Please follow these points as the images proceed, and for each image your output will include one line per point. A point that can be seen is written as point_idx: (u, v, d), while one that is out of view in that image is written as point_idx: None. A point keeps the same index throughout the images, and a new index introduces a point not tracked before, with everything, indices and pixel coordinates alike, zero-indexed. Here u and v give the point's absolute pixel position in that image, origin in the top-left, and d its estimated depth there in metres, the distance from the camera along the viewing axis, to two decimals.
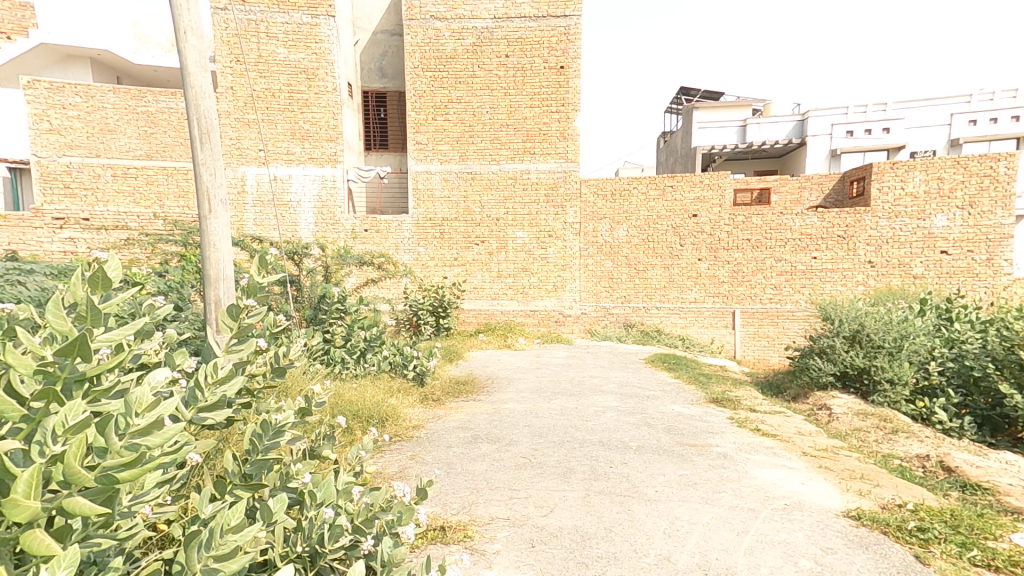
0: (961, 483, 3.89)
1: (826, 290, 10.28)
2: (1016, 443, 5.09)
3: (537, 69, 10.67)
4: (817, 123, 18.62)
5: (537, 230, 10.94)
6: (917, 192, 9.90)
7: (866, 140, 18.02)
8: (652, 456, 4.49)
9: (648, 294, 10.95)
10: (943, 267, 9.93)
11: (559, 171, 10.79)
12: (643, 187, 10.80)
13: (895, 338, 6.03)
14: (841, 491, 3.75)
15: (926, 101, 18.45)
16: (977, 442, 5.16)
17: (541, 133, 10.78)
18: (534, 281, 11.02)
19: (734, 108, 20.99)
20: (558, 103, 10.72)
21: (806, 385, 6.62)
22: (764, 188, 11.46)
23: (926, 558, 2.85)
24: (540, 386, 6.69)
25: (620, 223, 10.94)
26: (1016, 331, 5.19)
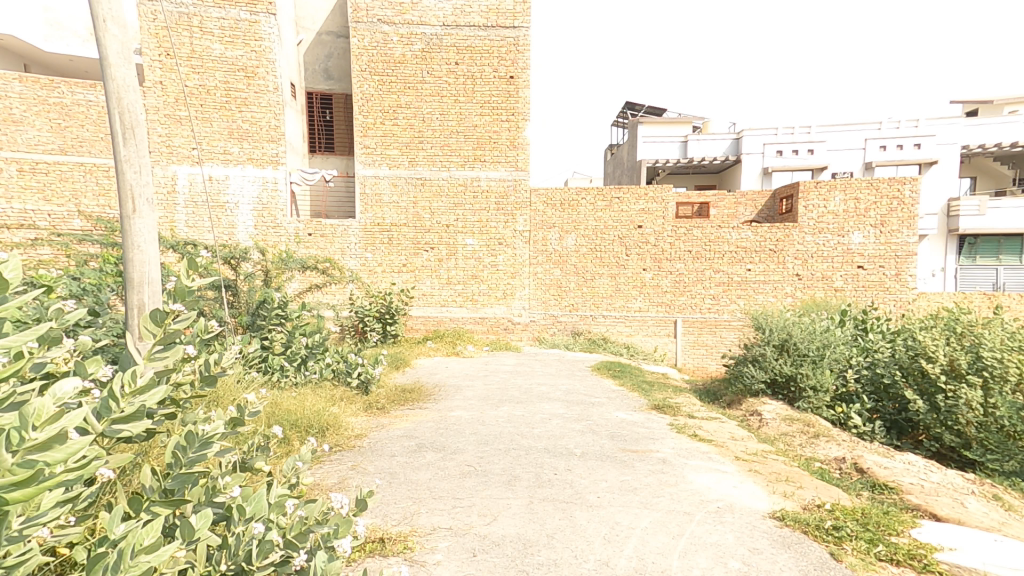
0: (871, 484, 4.16)
1: (759, 300, 10.82)
2: (917, 445, 5.65)
3: (486, 78, 10.74)
4: (752, 142, 19.68)
5: (487, 237, 10.99)
6: (838, 211, 10.60)
7: (795, 160, 19.19)
8: (595, 463, 4.56)
9: (595, 302, 11.18)
10: (860, 281, 10.62)
11: (509, 179, 10.89)
12: (591, 198, 11.05)
13: (819, 347, 6.34)
14: (769, 493, 3.94)
15: (844, 126, 19.53)
16: (887, 445, 5.63)
17: (491, 140, 10.85)
18: (483, 288, 11.03)
19: (677, 124, 21.92)
20: (508, 112, 10.83)
21: (740, 392, 6.83)
22: (704, 202, 12.32)
23: (839, 555, 3.04)
24: (487, 393, 6.68)
25: (569, 232, 11.15)
26: (920, 342, 5.65)
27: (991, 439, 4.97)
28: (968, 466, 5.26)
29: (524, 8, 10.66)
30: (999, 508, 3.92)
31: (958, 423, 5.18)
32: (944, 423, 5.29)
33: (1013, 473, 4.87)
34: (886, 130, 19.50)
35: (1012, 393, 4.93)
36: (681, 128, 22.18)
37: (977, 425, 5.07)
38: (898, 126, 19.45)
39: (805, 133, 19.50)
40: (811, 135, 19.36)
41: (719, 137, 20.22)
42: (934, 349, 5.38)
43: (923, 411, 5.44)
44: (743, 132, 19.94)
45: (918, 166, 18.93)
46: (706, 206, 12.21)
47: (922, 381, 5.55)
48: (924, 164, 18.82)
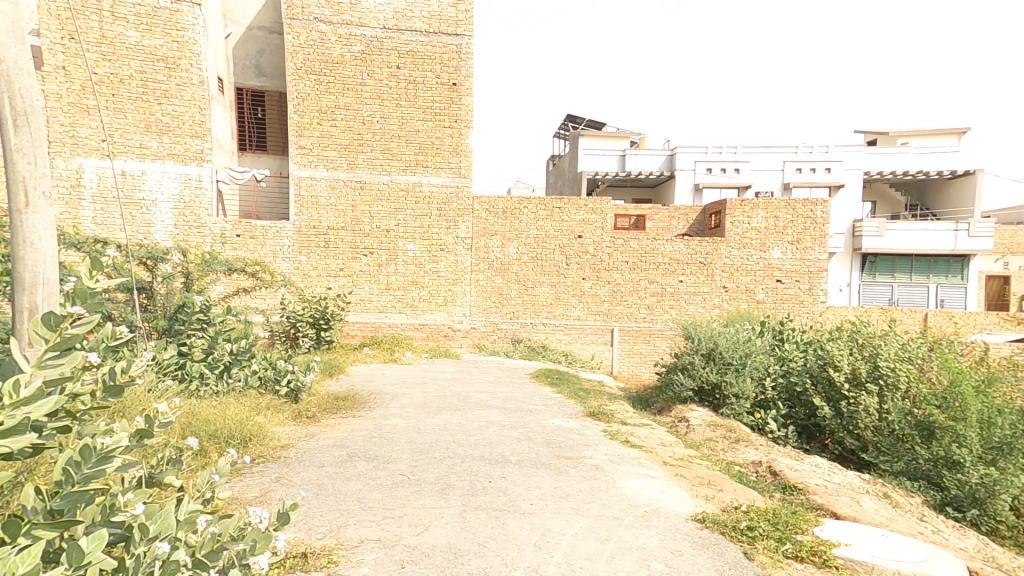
0: (782, 485, 4.39)
1: (690, 310, 11.31)
2: (824, 449, 6.10)
3: (429, 84, 10.71)
4: (684, 158, 20.56)
5: (428, 243, 10.88)
6: (760, 227, 11.26)
7: (722, 178, 20.26)
8: (530, 470, 4.59)
9: (535, 310, 11.33)
10: (778, 293, 11.32)
11: (451, 186, 10.89)
12: (532, 207, 11.22)
13: (742, 355, 6.56)
14: (692, 496, 4.10)
15: (766, 148, 20.47)
16: (798, 449, 5.99)
17: (434, 146, 10.81)
18: (424, 295, 10.90)
19: (613, 140, 22.90)
20: (450, 118, 10.84)
21: (670, 399, 6.94)
22: (642, 215, 12.64)
23: (752, 554, 3.20)
24: (424, 401, 6.60)
25: (511, 240, 11.24)
26: (828, 351, 6.01)
27: (884, 442, 5.48)
28: (864, 467, 5.76)
29: (467, 16, 10.73)
30: (888, 505, 4.27)
31: (857, 428, 5.66)
32: (846, 427, 5.73)
33: (901, 473, 5.33)
34: (801, 153, 20.49)
35: (901, 400, 5.46)
36: (618, 143, 23.09)
37: (873, 429, 5.57)
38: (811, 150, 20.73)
39: (732, 153, 20.62)
40: (738, 155, 20.52)
41: (654, 152, 21.05)
42: (839, 359, 5.79)
43: (828, 417, 5.85)
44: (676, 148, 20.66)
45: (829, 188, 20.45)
46: (643, 219, 12.56)
47: (828, 388, 5.94)
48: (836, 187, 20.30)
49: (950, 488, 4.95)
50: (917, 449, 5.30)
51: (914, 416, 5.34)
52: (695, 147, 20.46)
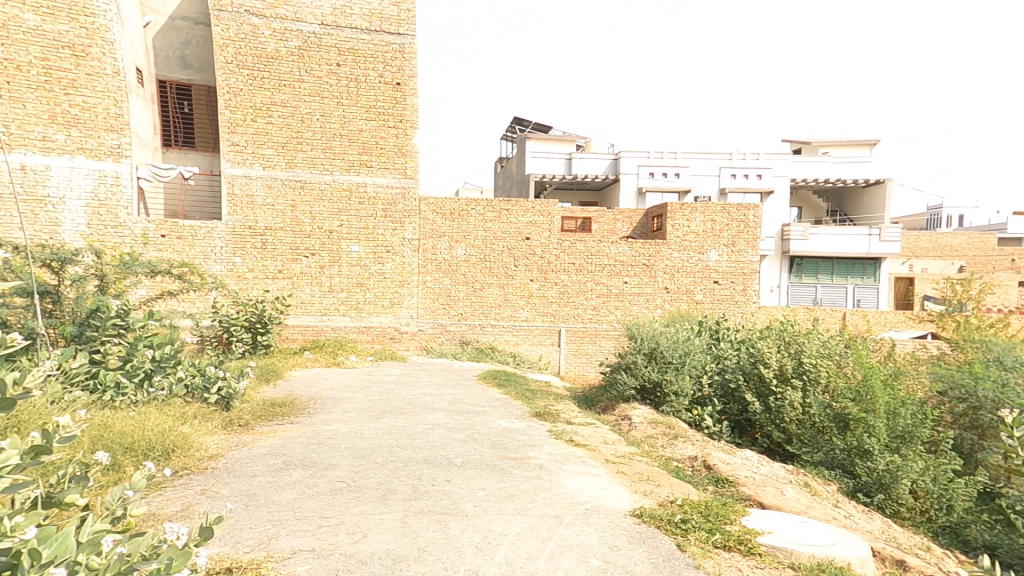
0: (715, 478, 4.57)
1: (634, 311, 11.60)
2: (754, 442, 6.39)
3: (372, 82, 10.53)
4: (628, 162, 21.12)
5: (373, 244, 10.70)
6: (699, 230, 11.70)
7: (664, 182, 21.01)
8: (474, 472, 4.57)
9: (484, 312, 11.31)
10: (716, 294, 11.78)
11: (397, 187, 10.74)
12: (480, 208, 11.21)
13: (681, 354, 6.78)
14: (631, 492, 4.19)
15: (704, 154, 21.60)
16: (732, 443, 6.26)
17: (378, 147, 10.63)
18: (369, 297, 10.71)
19: (559, 143, 23.34)
20: (395, 119, 10.69)
21: (613, 398, 7.07)
22: (586, 218, 12.95)
23: (684, 545, 3.31)
24: (368, 406, 6.46)
25: (459, 241, 11.19)
26: (759, 349, 6.31)
27: (806, 433, 5.79)
28: (788, 458, 6.04)
29: (409, 16, 10.64)
30: (808, 493, 4.54)
31: (784, 421, 5.93)
32: (774, 421, 6.03)
33: (820, 462, 5.65)
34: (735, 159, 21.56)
35: (822, 394, 5.78)
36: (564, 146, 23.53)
37: (797, 422, 5.87)
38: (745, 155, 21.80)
39: (672, 157, 21.40)
40: (678, 160, 21.29)
41: (599, 155, 21.52)
42: (769, 356, 6.06)
43: (758, 412, 6.14)
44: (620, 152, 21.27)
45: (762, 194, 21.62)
46: (587, 221, 12.92)
47: (759, 384, 6.24)
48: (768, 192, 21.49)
49: (861, 475, 5.33)
50: (834, 440, 5.61)
51: (833, 409, 5.68)
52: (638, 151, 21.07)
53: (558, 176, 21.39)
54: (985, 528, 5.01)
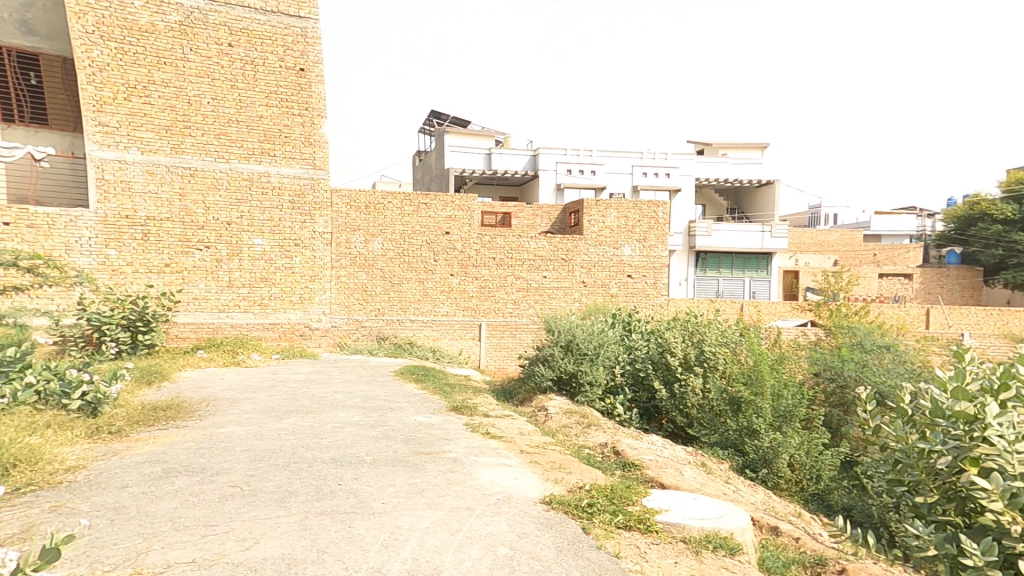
0: (623, 463, 4.71)
1: (552, 304, 11.84)
2: (660, 428, 6.72)
3: (271, 66, 10.04)
4: (546, 159, 21.68)
5: (280, 237, 10.22)
6: (613, 226, 12.15)
7: (580, 179, 21.72)
8: (384, 469, 4.42)
9: (403, 307, 11.10)
10: (629, 288, 12.27)
11: (305, 177, 10.35)
12: (397, 202, 10.97)
13: (595, 345, 6.98)
14: (543, 480, 4.21)
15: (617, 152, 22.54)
16: (641, 430, 6.53)
17: (282, 134, 10.17)
18: (275, 292, 10.19)
19: (477, 139, 23.65)
20: (300, 106, 10.27)
21: (531, 390, 7.12)
22: (507, 212, 13.36)
23: (589, 528, 3.34)
24: (271, 406, 6.08)
25: (375, 235, 10.88)
26: (666, 339, 6.63)
27: (705, 417, 6.14)
28: (688, 441, 6.45)
29: None
30: (706, 473, 4.80)
31: (686, 406, 6.33)
32: (678, 406, 6.36)
33: (716, 443, 6.03)
34: (647, 158, 22.71)
35: (721, 380, 6.17)
36: (483, 143, 23.82)
37: (698, 407, 6.23)
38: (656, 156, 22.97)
39: (588, 155, 22.20)
40: (594, 158, 22.14)
41: (518, 153, 21.85)
42: (674, 345, 6.41)
43: (665, 398, 6.45)
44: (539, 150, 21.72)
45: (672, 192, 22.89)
46: (508, 216, 13.30)
47: (666, 372, 6.56)
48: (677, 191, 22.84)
49: (749, 452, 5.73)
50: (729, 422, 6.00)
51: (728, 392, 6.07)
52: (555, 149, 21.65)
53: (478, 172, 21.46)
54: (845, 492, 5.57)
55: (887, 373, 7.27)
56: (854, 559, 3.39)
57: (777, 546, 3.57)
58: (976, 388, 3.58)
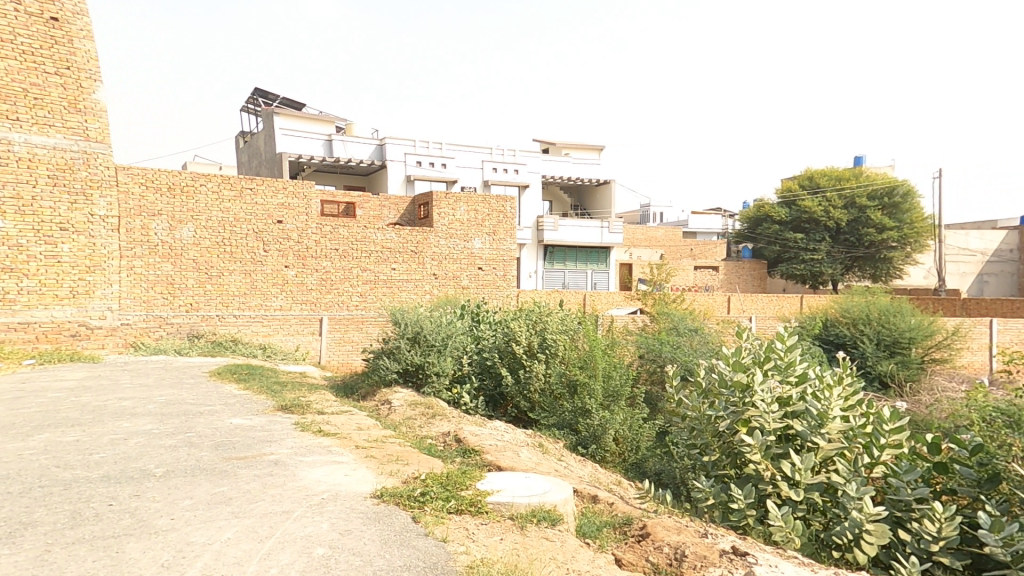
0: (463, 450, 4.86)
1: (402, 296, 12.18)
2: (505, 413, 7.05)
3: (7, 11, 8.94)
4: (394, 149, 21.41)
5: (33, 220, 9.05)
6: (463, 219, 12.77)
7: (430, 171, 21.91)
8: (185, 480, 3.99)
9: (224, 301, 10.66)
10: (480, 279, 13.02)
11: (75, 151, 9.42)
12: (212, 185, 10.58)
13: (443, 337, 7.16)
14: (376, 474, 4.17)
15: (467, 146, 22.92)
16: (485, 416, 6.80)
17: (39, 97, 9.16)
18: (31, 284, 8.99)
19: (316, 124, 22.68)
20: (58, 64, 9.34)
21: (375, 384, 7.13)
22: (349, 201, 13.27)
23: (419, 516, 3.39)
24: (12, 422, 5.15)
25: (184, 222, 10.34)
26: (512, 328, 6.97)
27: (545, 401, 6.60)
28: (530, 424, 6.84)
29: None
30: (540, 453, 5.15)
31: (529, 391, 6.71)
32: (522, 392, 6.76)
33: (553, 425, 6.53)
34: (496, 155, 23.50)
35: (559, 365, 6.66)
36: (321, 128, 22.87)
37: (539, 392, 6.68)
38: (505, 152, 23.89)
39: (438, 148, 22.31)
40: (444, 151, 22.34)
41: (363, 141, 21.28)
42: (520, 334, 6.75)
43: (510, 384, 6.81)
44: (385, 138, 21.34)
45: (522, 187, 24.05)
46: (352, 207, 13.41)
47: (511, 360, 6.91)
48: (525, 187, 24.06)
49: (581, 431, 6.32)
50: (566, 405, 6.52)
51: (566, 376, 6.60)
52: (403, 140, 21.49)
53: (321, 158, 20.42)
54: (657, 458, 6.24)
55: (693, 352, 8.58)
56: (654, 515, 3.92)
57: (594, 512, 3.98)
58: (749, 361, 4.53)
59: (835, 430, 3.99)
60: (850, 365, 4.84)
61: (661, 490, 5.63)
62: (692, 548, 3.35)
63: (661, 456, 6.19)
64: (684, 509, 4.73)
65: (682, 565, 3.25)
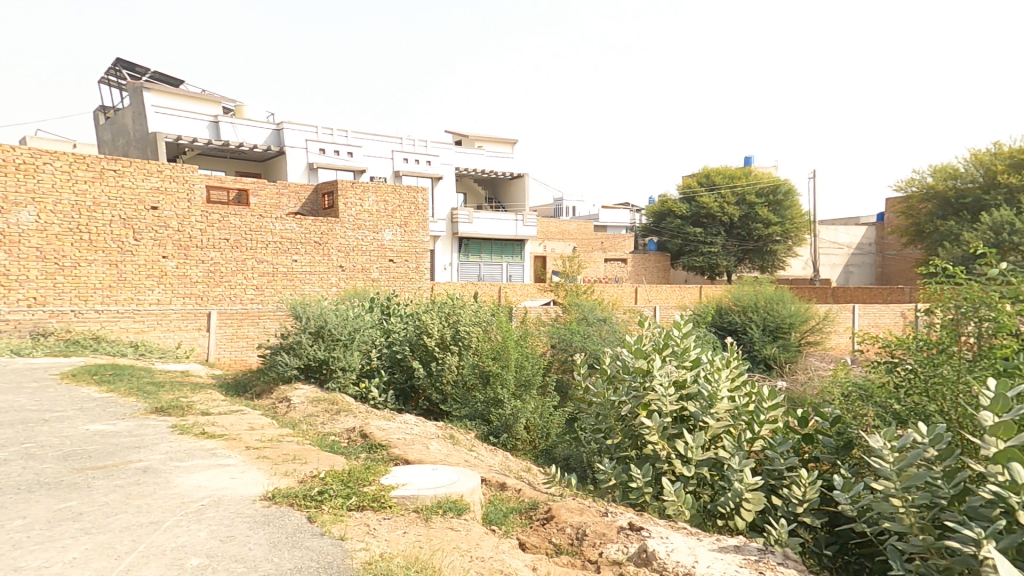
0: (369, 445, 4.71)
1: (306, 289, 12.64)
2: (416, 405, 7.00)
3: None
4: (293, 135, 20.41)
5: None
6: (370, 210, 13.53)
7: (336, 160, 21.19)
8: (16, 497, 3.50)
9: (82, 295, 10.33)
10: (391, 272, 13.85)
11: None
12: (69, 168, 10.30)
13: (349, 331, 7.08)
14: (268, 475, 3.93)
15: (374, 135, 22.42)
16: (394, 409, 6.73)
17: None
18: None
19: (199, 101, 20.45)
20: None
21: (273, 380, 6.91)
22: (242, 188, 12.32)
23: (314, 516, 3.23)
24: None
25: (25, 205, 9.90)
26: (423, 321, 6.95)
27: (457, 392, 6.64)
28: (441, 416, 6.86)
29: None
30: (449, 443, 5.13)
31: (442, 383, 6.74)
32: (433, 383, 6.78)
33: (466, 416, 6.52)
34: (406, 146, 23.05)
35: (473, 356, 6.70)
36: (206, 108, 20.72)
37: (451, 383, 6.70)
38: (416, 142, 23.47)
39: (343, 136, 21.59)
40: (349, 139, 21.68)
41: (257, 124, 20.00)
42: (432, 327, 6.76)
43: (422, 376, 6.79)
44: (282, 123, 20.30)
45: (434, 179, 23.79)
46: (245, 193, 12.38)
47: (423, 352, 6.90)
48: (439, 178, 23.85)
49: (493, 421, 6.36)
50: (479, 396, 6.53)
51: (478, 366, 6.60)
52: (304, 126, 20.56)
53: (205, 140, 18.81)
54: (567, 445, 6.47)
55: (602, 341, 8.94)
56: (559, 498, 4.04)
57: (501, 499, 4.02)
58: (649, 348, 4.75)
59: (723, 409, 4.30)
60: (737, 349, 5.26)
61: (570, 474, 5.82)
62: (592, 527, 3.50)
63: (570, 442, 6.39)
64: (589, 491, 4.93)
65: (583, 544, 3.38)
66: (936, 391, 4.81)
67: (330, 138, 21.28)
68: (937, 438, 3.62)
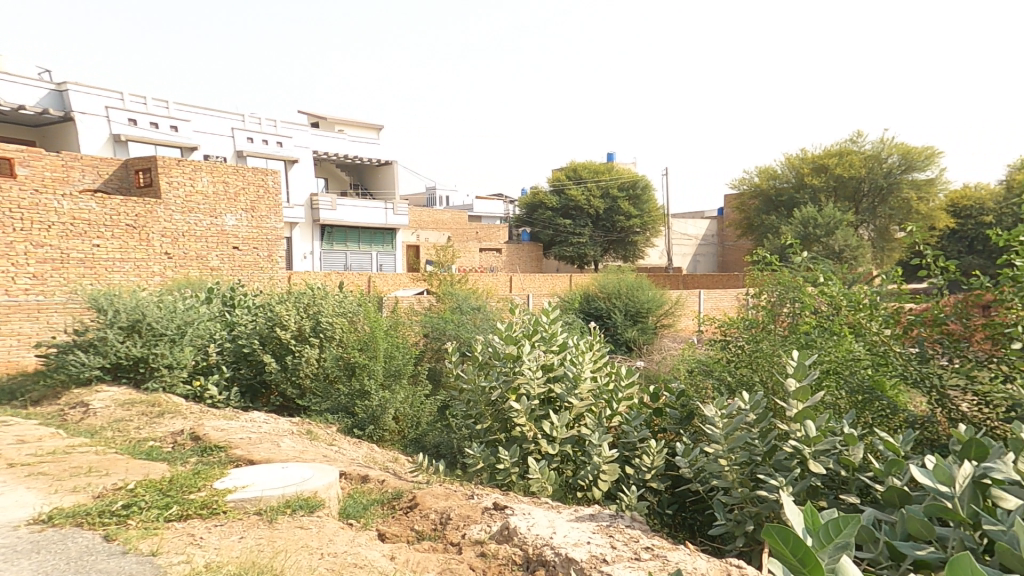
0: (202, 448, 4.45)
1: (116, 279, 11.08)
2: (262, 401, 7.17)
3: None
4: (88, 100, 17.65)
5: None
6: (205, 191, 12.64)
7: (150, 133, 18.81)
8: None
9: None
10: (236, 260, 13.12)
11: None
12: None
13: (178, 326, 6.92)
14: (52, 493, 3.57)
15: (206, 109, 20.44)
16: (237, 407, 6.80)
17: None
18: None
19: None
20: None
21: (63, 381, 6.63)
22: (6, 158, 10.83)
23: (116, 533, 2.96)
24: None
25: None
26: (274, 313, 6.92)
27: (317, 386, 6.78)
28: (296, 410, 7.05)
29: None
30: (302, 440, 5.05)
31: (299, 377, 6.80)
32: (289, 378, 6.82)
33: (325, 410, 6.71)
34: (249, 122, 21.51)
35: (336, 348, 6.79)
36: None
37: (309, 377, 6.81)
38: (260, 121, 21.92)
39: (162, 107, 19.28)
40: (171, 111, 19.41)
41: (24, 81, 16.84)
42: (288, 319, 6.73)
43: (275, 371, 6.81)
44: (66, 86, 17.36)
45: (284, 161, 22.46)
46: (8, 161, 10.85)
47: (275, 346, 6.87)
48: (291, 160, 22.65)
49: (358, 414, 6.51)
50: (339, 387, 6.74)
51: (341, 360, 6.75)
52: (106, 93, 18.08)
53: None
54: (437, 431, 6.50)
55: (475, 328, 8.93)
56: (423, 485, 4.09)
57: (361, 491, 3.97)
58: (520, 334, 4.95)
59: (585, 389, 4.58)
60: (599, 333, 5.66)
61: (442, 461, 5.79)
62: (457, 511, 3.54)
63: (439, 429, 6.34)
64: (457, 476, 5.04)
65: (446, 527, 3.43)
66: (757, 363, 5.65)
67: (143, 108, 18.87)
68: (755, 403, 4.24)
